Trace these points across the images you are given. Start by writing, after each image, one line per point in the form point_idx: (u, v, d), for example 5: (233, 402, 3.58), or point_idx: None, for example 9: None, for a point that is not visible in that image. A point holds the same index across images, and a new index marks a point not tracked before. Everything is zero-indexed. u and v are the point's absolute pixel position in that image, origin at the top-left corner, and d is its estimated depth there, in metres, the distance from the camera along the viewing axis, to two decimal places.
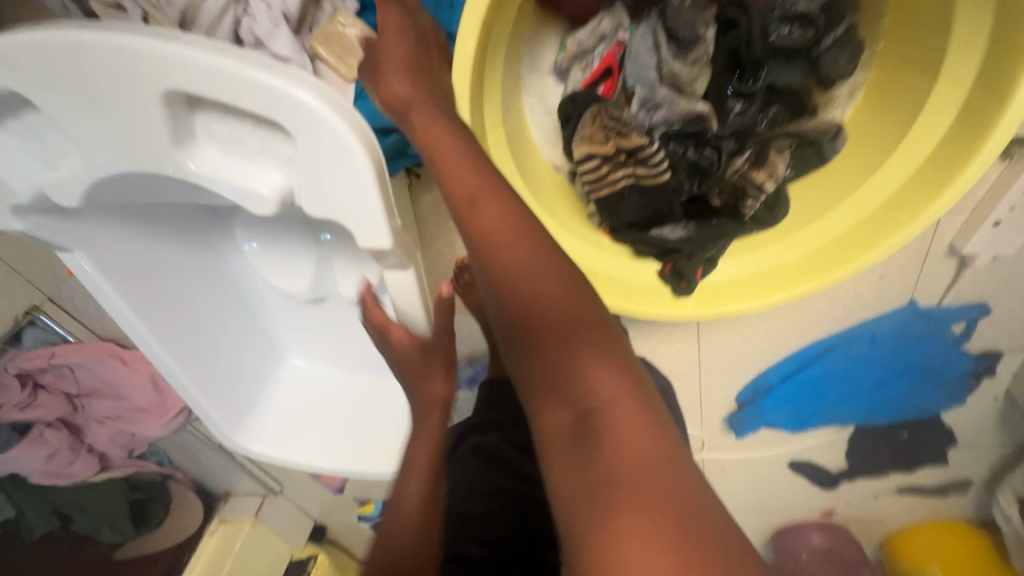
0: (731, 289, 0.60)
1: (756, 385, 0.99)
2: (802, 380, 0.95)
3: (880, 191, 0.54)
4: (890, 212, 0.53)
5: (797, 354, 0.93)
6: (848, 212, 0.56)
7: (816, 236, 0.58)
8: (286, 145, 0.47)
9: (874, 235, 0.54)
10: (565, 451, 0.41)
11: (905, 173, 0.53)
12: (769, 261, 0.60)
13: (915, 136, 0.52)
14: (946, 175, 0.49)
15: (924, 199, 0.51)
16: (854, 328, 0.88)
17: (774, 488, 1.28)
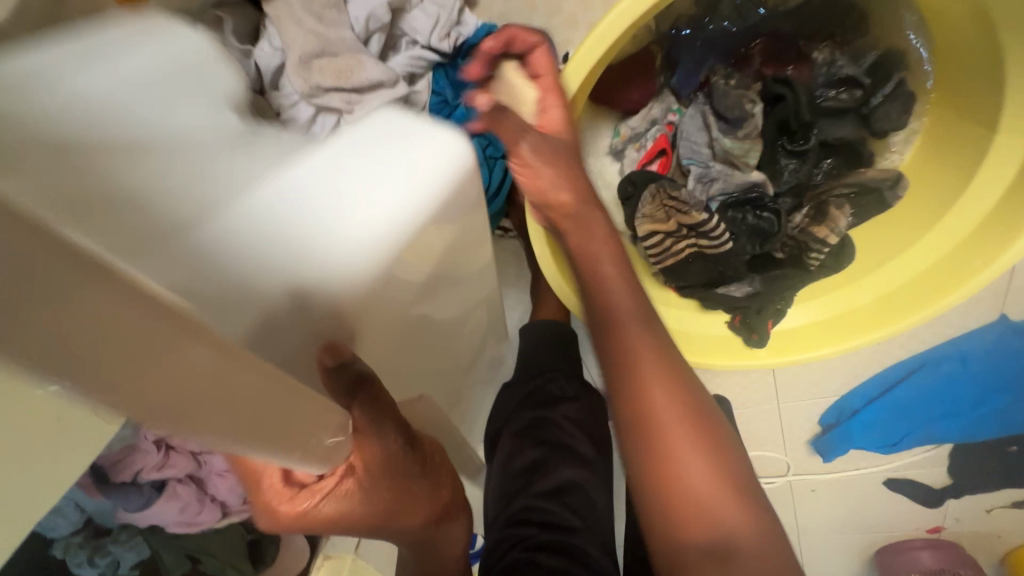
0: (807, 334, 0.66)
1: (841, 407, 0.97)
2: (888, 401, 0.93)
3: (943, 239, 0.60)
4: (962, 254, 0.58)
5: (883, 374, 0.92)
6: (919, 253, 0.61)
7: (881, 280, 0.64)
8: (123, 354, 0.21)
9: (953, 277, 0.58)
10: (685, 471, 0.46)
11: (972, 220, 0.58)
12: (842, 306, 0.65)
13: (975, 188, 0.57)
14: (1010, 225, 0.54)
15: (999, 242, 0.55)
16: (939, 346, 0.86)
17: (869, 504, 1.20)
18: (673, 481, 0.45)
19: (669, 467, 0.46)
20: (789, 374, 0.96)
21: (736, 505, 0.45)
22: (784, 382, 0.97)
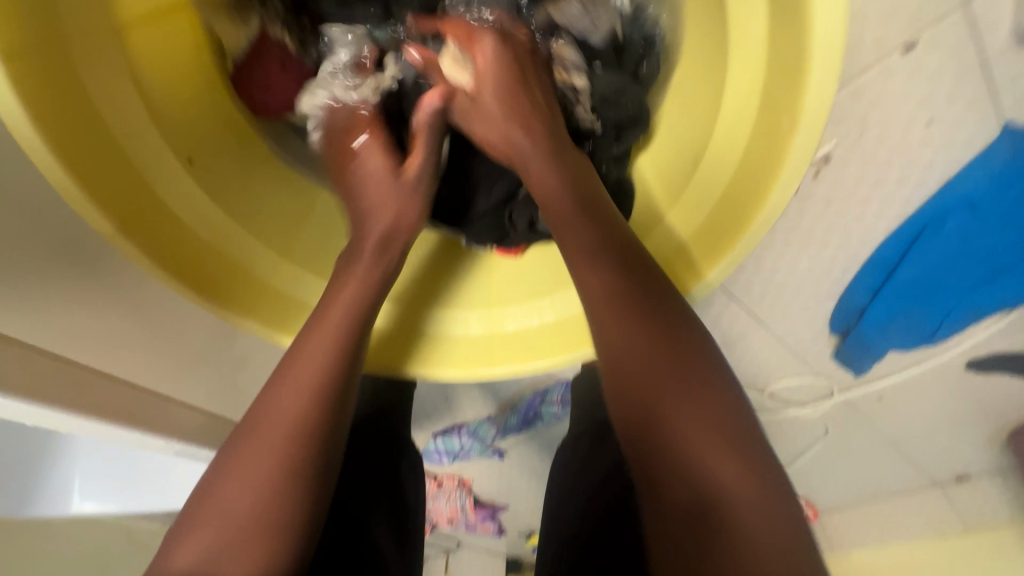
0: (709, 236, 0.48)
1: (844, 310, 0.74)
2: (900, 289, 0.68)
3: (742, 104, 0.48)
4: (773, 90, 0.45)
5: (873, 261, 0.67)
6: (736, 114, 0.48)
7: (723, 157, 0.49)
8: None
9: (782, 114, 0.44)
10: (685, 432, 0.42)
11: (755, 72, 0.46)
12: (706, 208, 0.49)
13: (737, 45, 0.47)
14: (798, 58, 0.42)
15: (795, 53, 0.42)
16: (934, 200, 0.60)
17: (961, 389, 0.97)
18: (666, 448, 0.43)
19: (672, 429, 0.43)
20: (759, 301, 0.75)
21: (746, 492, 0.40)
22: (759, 310, 0.77)
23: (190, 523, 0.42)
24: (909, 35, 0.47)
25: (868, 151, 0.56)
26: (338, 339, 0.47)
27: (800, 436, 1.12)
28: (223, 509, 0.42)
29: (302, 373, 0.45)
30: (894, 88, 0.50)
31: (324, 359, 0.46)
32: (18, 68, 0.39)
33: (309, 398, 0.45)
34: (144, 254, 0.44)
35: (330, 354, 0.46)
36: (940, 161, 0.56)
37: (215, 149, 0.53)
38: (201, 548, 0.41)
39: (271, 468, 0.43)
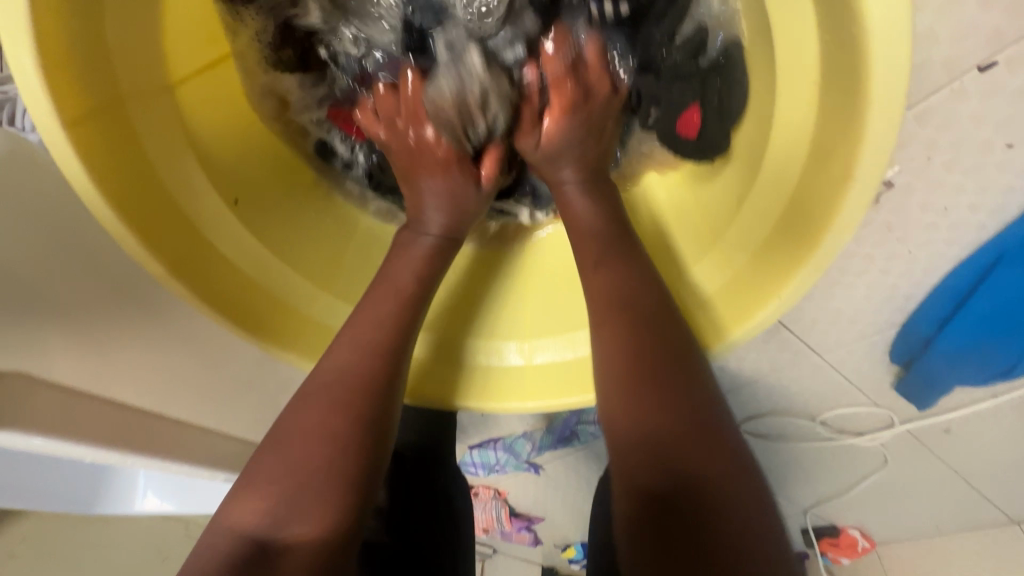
0: (740, 293, 0.52)
1: (906, 341, 0.70)
2: (971, 323, 0.63)
3: (792, 153, 0.47)
4: (809, 180, 0.45)
5: (940, 290, 0.62)
6: (767, 181, 0.50)
7: (753, 221, 0.51)
8: None
9: (806, 211, 0.46)
10: (671, 436, 0.50)
11: (808, 119, 0.46)
12: (727, 274, 0.53)
13: (785, 80, 0.47)
14: (853, 82, 0.41)
15: (839, 139, 0.43)
16: (1014, 227, 0.55)
17: None
18: (637, 457, 0.50)
19: (648, 429, 0.50)
20: (809, 328, 0.72)
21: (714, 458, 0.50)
22: (810, 336, 0.73)
23: (237, 492, 0.47)
24: (986, 55, 0.42)
25: (935, 177, 0.51)
26: (360, 363, 0.51)
27: (855, 467, 1.06)
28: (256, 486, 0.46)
29: (332, 389, 0.50)
30: (966, 111, 0.46)
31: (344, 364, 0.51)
32: (64, 93, 0.42)
33: (334, 424, 0.48)
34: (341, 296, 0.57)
35: (339, 375, 0.50)
36: (1021, 187, 0.51)
37: (257, 194, 0.58)
38: (263, 507, 0.45)
39: (320, 460, 0.47)
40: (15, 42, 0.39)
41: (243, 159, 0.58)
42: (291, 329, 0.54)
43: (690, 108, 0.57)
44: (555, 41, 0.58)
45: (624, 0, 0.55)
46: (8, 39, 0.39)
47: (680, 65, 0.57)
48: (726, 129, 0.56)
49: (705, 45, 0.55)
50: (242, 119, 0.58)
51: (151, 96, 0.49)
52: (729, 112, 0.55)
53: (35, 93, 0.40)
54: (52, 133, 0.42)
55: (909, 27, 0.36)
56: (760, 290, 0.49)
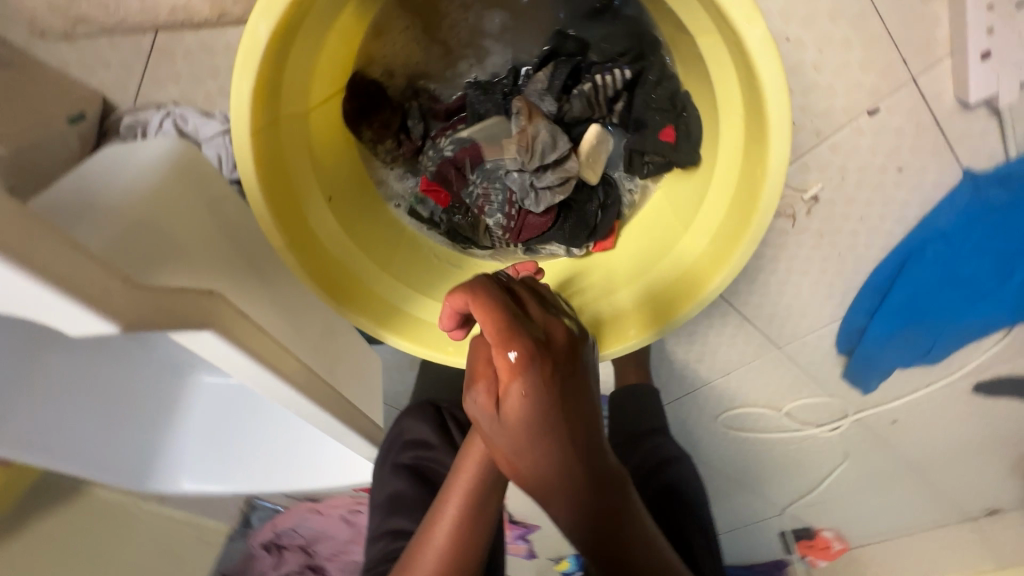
0: (701, 268, 0.53)
1: (846, 331, 0.85)
2: (893, 311, 0.78)
3: (730, 172, 0.49)
4: (740, 191, 0.48)
5: (867, 285, 0.78)
6: (717, 187, 0.51)
7: (706, 219, 0.52)
8: (123, 178, 0.48)
9: (744, 211, 0.47)
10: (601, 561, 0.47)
11: (737, 139, 0.47)
12: (685, 260, 0.54)
13: (726, 109, 0.47)
14: (759, 125, 0.42)
15: (760, 152, 0.43)
16: (914, 233, 0.71)
17: (972, 412, 1.03)
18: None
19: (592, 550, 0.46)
20: (769, 322, 0.86)
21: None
22: (770, 329, 0.87)
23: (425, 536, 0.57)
24: (872, 102, 0.59)
25: (850, 192, 0.68)
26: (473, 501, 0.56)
27: (822, 460, 1.18)
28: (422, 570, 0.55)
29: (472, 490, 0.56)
30: (865, 142, 0.63)
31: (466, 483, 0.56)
32: (257, 104, 0.42)
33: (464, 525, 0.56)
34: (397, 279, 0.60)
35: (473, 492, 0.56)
36: (913, 201, 0.68)
37: (352, 197, 0.58)
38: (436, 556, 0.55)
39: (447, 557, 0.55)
40: (243, 74, 0.40)
41: (335, 169, 0.56)
42: (388, 322, 0.57)
43: (663, 127, 0.55)
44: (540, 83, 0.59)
45: (610, 54, 0.56)
46: (234, 80, 0.41)
47: (650, 103, 0.55)
48: (690, 154, 0.54)
49: (672, 86, 0.54)
50: (341, 134, 0.57)
51: (293, 122, 0.49)
52: (697, 125, 0.53)
53: (241, 119, 0.42)
54: (238, 135, 0.43)
55: (782, 75, 0.38)
56: (690, 290, 0.53)
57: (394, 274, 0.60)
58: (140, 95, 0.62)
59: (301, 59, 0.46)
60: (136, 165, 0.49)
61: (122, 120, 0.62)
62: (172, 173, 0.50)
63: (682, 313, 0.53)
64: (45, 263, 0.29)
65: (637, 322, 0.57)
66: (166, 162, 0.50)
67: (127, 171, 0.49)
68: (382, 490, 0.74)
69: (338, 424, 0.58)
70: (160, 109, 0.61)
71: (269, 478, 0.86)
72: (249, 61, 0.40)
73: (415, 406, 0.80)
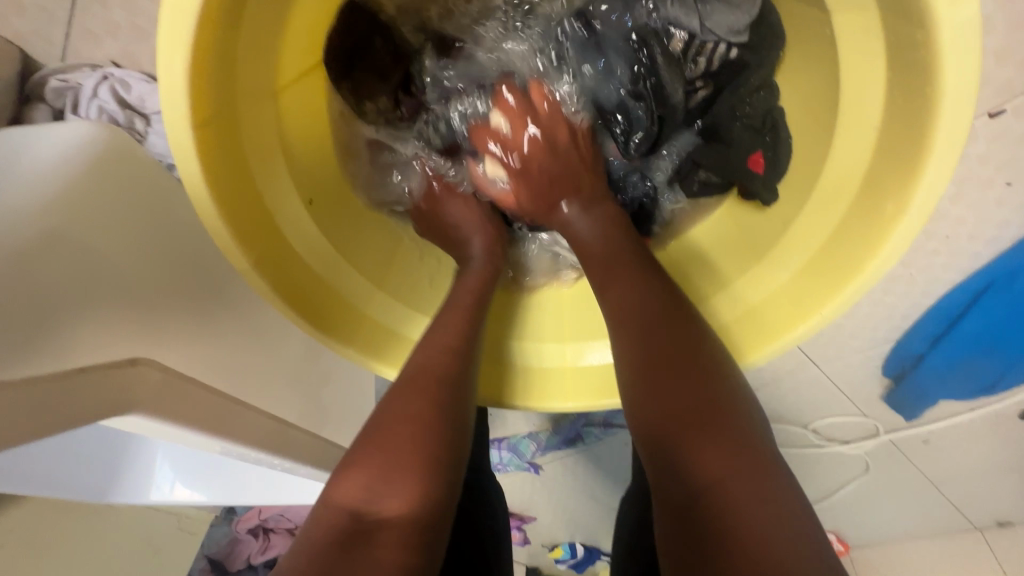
0: (780, 308, 0.42)
1: (899, 356, 0.75)
2: (961, 340, 0.68)
3: (839, 195, 0.40)
4: (854, 217, 0.38)
5: (935, 310, 0.68)
6: (821, 205, 0.41)
7: (796, 244, 0.42)
8: (24, 181, 0.40)
9: (858, 243, 0.37)
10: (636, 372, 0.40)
11: (863, 156, 0.38)
12: (757, 296, 0.43)
13: (851, 121, 0.38)
14: (914, 129, 0.34)
15: (905, 166, 0.35)
16: (1007, 255, 0.60)
17: (1009, 437, 0.95)
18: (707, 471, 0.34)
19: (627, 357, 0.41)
20: (812, 340, 0.76)
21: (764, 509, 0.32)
22: (811, 347, 0.78)
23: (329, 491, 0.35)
24: (998, 103, 0.47)
25: (940, 208, 0.57)
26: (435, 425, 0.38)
27: (838, 472, 1.12)
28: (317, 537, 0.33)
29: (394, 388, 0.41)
30: (975, 151, 0.51)
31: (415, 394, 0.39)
32: (198, 84, 0.30)
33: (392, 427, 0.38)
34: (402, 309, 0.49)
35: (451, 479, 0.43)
36: (1014, 222, 0.57)
37: (336, 200, 0.47)
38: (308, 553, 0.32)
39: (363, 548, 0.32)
40: (172, 47, 0.29)
41: (321, 163, 0.45)
42: (385, 353, 0.46)
43: (751, 153, 0.46)
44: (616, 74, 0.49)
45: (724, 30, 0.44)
46: (163, 38, 0.29)
47: (739, 116, 0.47)
48: (771, 189, 0.45)
49: (770, 101, 0.45)
50: (322, 116, 0.46)
51: (256, 105, 0.36)
52: (784, 151, 0.45)
53: (174, 103, 0.30)
54: (180, 131, 0.31)
55: (977, 68, 0.30)
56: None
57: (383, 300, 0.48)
58: (70, 51, 0.49)
59: (263, 17, 0.33)
60: (44, 164, 0.41)
61: (49, 84, 0.48)
62: (90, 170, 0.42)
63: None
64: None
65: None
66: (79, 162, 0.42)
67: (34, 169, 0.41)
68: None
69: (322, 470, 0.49)
70: (97, 72, 0.48)
71: (240, 492, 0.76)
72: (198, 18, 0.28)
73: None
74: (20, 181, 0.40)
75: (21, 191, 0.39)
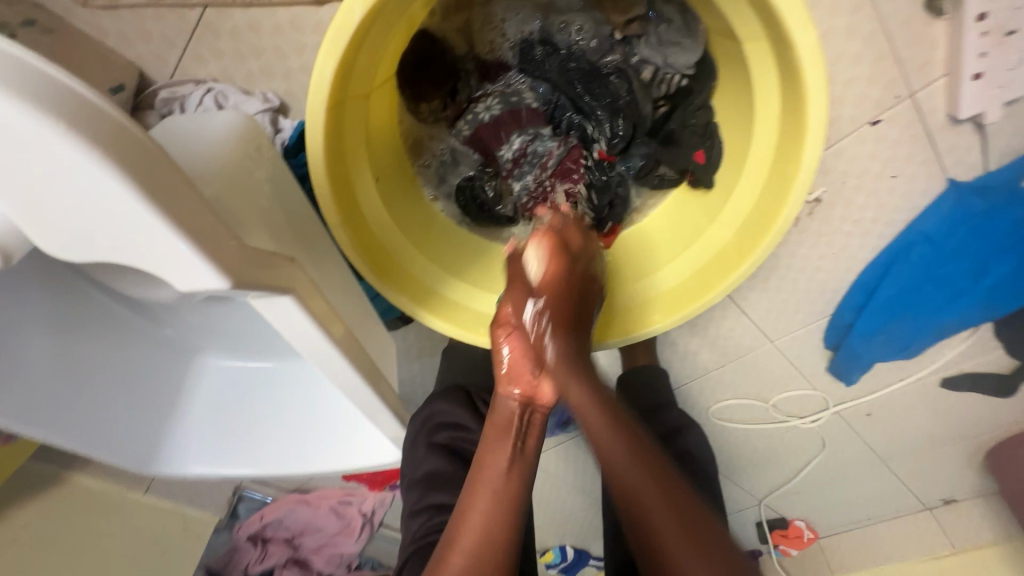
0: (727, 258, 0.56)
1: (835, 326, 0.91)
2: (880, 308, 0.83)
3: (757, 177, 0.54)
4: (770, 188, 0.52)
5: (858, 284, 0.84)
6: (749, 183, 0.54)
7: (734, 210, 0.56)
8: (194, 147, 0.50)
9: (773, 206, 0.52)
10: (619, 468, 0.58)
11: (770, 145, 0.52)
12: (711, 251, 0.58)
13: (762, 119, 0.51)
14: (798, 127, 0.47)
15: (796, 149, 0.48)
16: (902, 235, 0.78)
17: (937, 407, 1.11)
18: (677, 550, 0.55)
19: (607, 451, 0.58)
20: (765, 316, 0.91)
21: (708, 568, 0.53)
22: (764, 323, 0.93)
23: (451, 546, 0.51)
24: (875, 114, 0.65)
25: (849, 196, 0.74)
26: (518, 469, 0.54)
27: (799, 451, 1.25)
28: (471, 532, 0.51)
29: (498, 480, 0.53)
30: (866, 150, 0.69)
31: (501, 462, 0.54)
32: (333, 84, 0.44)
33: (499, 524, 0.51)
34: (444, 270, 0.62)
35: (519, 466, 0.54)
36: (903, 207, 0.75)
37: (396, 183, 0.60)
38: None
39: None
40: (327, 55, 0.42)
41: (383, 152, 0.58)
42: (428, 303, 0.59)
43: (694, 151, 0.59)
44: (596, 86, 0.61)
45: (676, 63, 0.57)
46: (319, 53, 0.42)
47: (687, 125, 0.60)
48: (709, 177, 0.59)
49: (709, 116, 0.58)
50: (390, 117, 0.58)
51: (356, 104, 0.50)
52: (718, 152, 0.58)
53: (316, 96, 0.44)
54: (312, 116, 0.45)
55: (826, 79, 0.43)
56: (675, 306, 0.59)
57: (425, 262, 0.61)
58: (178, 70, 0.62)
59: (371, 47, 0.48)
60: (204, 136, 0.51)
61: (159, 94, 0.61)
62: (235, 141, 0.52)
63: (679, 317, 0.58)
64: (176, 210, 0.30)
65: (638, 317, 0.61)
66: (233, 133, 0.52)
67: (197, 139, 0.51)
68: (418, 470, 0.71)
69: (373, 399, 0.59)
70: (200, 85, 0.62)
71: (273, 463, 0.84)
72: (337, 43, 0.42)
73: (446, 392, 0.79)
74: (189, 147, 0.50)
75: (194, 152, 0.49)
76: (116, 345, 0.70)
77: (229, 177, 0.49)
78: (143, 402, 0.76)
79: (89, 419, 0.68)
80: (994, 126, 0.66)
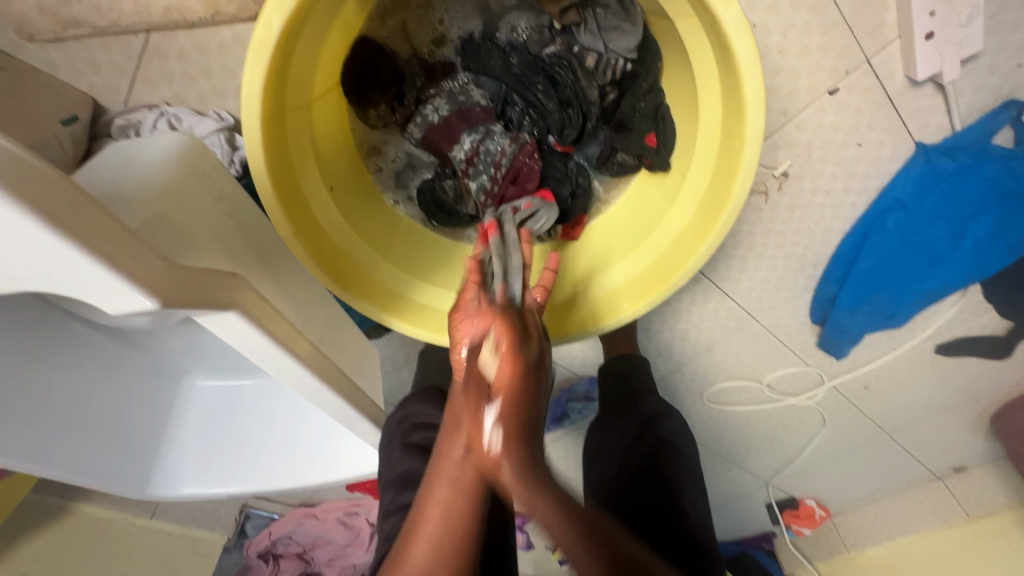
0: (689, 240, 0.55)
1: (818, 301, 0.90)
2: (860, 279, 0.82)
3: (709, 157, 0.54)
4: (721, 166, 0.52)
5: (837, 257, 0.83)
6: (702, 162, 0.54)
7: (690, 191, 0.56)
8: (138, 170, 0.50)
9: (724, 183, 0.51)
10: None
11: (717, 121, 0.51)
12: (674, 234, 0.57)
13: (706, 97, 0.51)
14: (738, 101, 0.46)
15: (740, 123, 0.47)
16: (875, 204, 0.77)
17: (936, 374, 1.09)
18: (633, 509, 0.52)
19: None
20: (748, 295, 0.91)
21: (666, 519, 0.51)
22: (748, 302, 0.92)
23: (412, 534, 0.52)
24: (832, 83, 0.65)
25: (816, 168, 0.73)
26: None
27: (801, 429, 1.24)
28: (430, 523, 0.51)
29: (453, 470, 0.53)
30: (828, 121, 0.68)
31: (456, 456, 0.54)
32: (264, 96, 0.44)
33: (456, 519, 0.50)
34: (407, 274, 0.62)
35: None
36: (873, 174, 0.74)
37: (352, 190, 0.60)
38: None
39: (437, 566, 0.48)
40: (253, 69, 0.42)
41: (333, 160, 0.58)
42: (393, 308, 0.59)
43: (647, 134, 0.59)
44: (543, 78, 0.61)
45: (618, 49, 0.57)
46: (245, 66, 0.42)
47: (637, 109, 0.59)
48: (664, 160, 0.59)
49: (657, 98, 0.58)
50: (338, 125, 0.59)
51: (295, 115, 0.51)
52: (670, 133, 0.58)
53: (250, 111, 0.44)
54: (249, 130, 0.45)
55: (755, 50, 0.43)
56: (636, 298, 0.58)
57: (386, 266, 0.60)
58: (132, 97, 0.63)
59: (304, 55, 0.48)
60: (149, 158, 0.51)
61: (114, 123, 0.62)
62: (179, 160, 0.51)
63: (647, 302, 0.57)
64: (92, 237, 0.30)
65: (608, 306, 0.60)
66: (177, 153, 0.52)
67: (142, 162, 0.51)
68: (394, 470, 0.71)
69: (347, 409, 0.59)
70: (154, 110, 0.62)
71: (269, 477, 0.84)
72: (262, 55, 0.42)
73: (423, 393, 0.79)
74: (135, 170, 0.50)
75: (137, 175, 0.49)
76: (99, 376, 0.70)
77: (176, 193, 0.49)
78: (133, 429, 0.76)
79: (81, 450, 0.69)
80: (956, 85, 0.65)
